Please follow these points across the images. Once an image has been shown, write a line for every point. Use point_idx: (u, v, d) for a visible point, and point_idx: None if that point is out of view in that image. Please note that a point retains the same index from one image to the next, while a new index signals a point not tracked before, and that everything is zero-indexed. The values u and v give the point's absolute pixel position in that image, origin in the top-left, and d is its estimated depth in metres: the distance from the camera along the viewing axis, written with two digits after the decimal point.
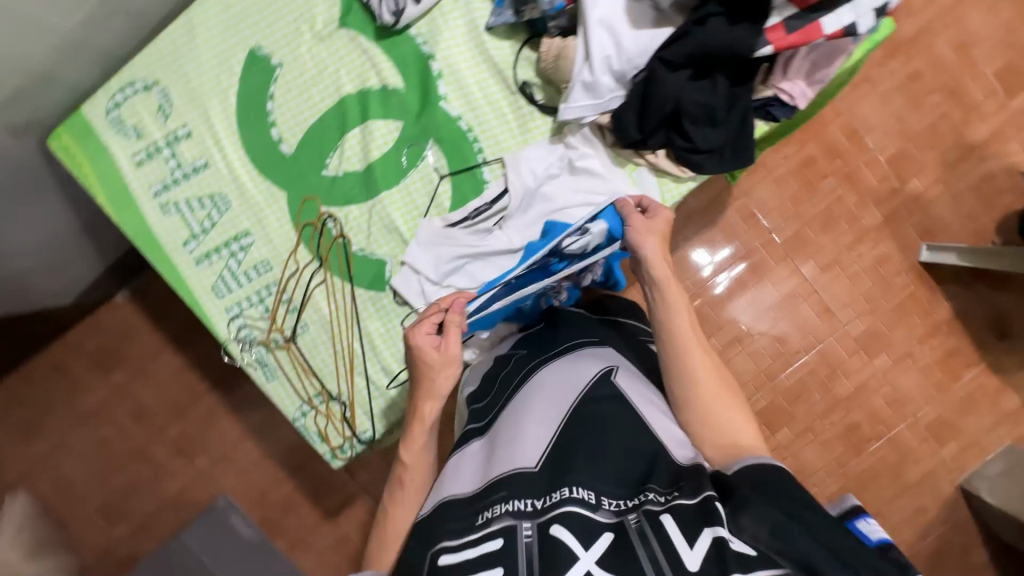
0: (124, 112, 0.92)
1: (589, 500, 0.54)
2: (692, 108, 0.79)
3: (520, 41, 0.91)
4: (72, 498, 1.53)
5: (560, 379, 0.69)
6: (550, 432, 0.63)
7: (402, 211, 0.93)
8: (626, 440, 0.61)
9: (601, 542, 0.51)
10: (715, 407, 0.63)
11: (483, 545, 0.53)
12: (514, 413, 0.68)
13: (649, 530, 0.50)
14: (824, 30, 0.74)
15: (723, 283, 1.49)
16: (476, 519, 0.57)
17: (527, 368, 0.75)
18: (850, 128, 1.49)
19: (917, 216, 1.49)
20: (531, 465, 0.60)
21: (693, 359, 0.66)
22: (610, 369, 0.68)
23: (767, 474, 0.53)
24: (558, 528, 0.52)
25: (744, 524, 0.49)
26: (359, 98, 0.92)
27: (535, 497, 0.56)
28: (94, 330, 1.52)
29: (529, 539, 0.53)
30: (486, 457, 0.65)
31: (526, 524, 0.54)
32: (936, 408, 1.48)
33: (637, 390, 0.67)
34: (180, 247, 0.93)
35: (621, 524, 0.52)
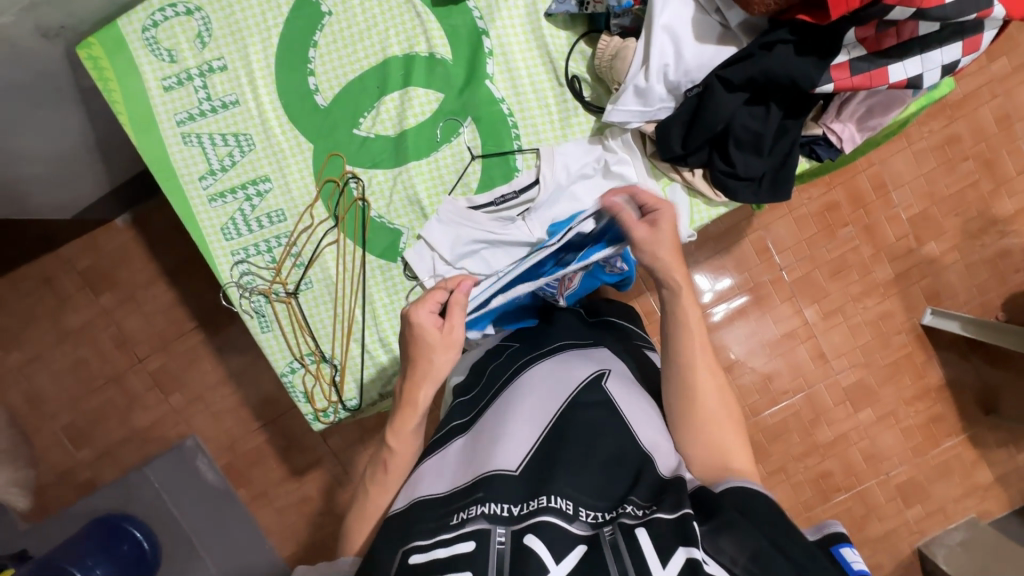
0: (160, 32, 0.88)
1: (566, 510, 0.52)
2: (740, 132, 0.77)
3: (578, 34, 0.88)
4: (39, 413, 1.50)
5: (550, 381, 0.67)
6: (532, 436, 0.61)
7: (427, 184, 0.91)
8: (612, 450, 0.59)
9: (575, 554, 0.49)
10: (719, 430, 0.62)
11: (454, 545, 0.50)
12: (500, 410, 0.66)
13: (623, 544, 0.48)
14: (889, 78, 0.72)
15: (720, 313, 1.48)
16: (450, 520, 0.54)
17: (516, 365, 0.73)
18: (879, 180, 1.48)
19: (927, 279, 1.49)
20: (511, 469, 0.57)
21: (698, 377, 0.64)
22: (600, 374, 0.67)
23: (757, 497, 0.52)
24: (532, 538, 0.49)
25: (723, 546, 0.48)
26: (404, 63, 0.89)
27: (513, 503, 0.54)
28: (88, 249, 1.49)
29: (502, 546, 0.50)
30: (467, 456, 0.63)
31: (501, 530, 0.51)
32: (910, 469, 1.49)
33: (628, 398, 0.65)
34: (196, 181, 0.90)
35: (595, 537, 0.50)
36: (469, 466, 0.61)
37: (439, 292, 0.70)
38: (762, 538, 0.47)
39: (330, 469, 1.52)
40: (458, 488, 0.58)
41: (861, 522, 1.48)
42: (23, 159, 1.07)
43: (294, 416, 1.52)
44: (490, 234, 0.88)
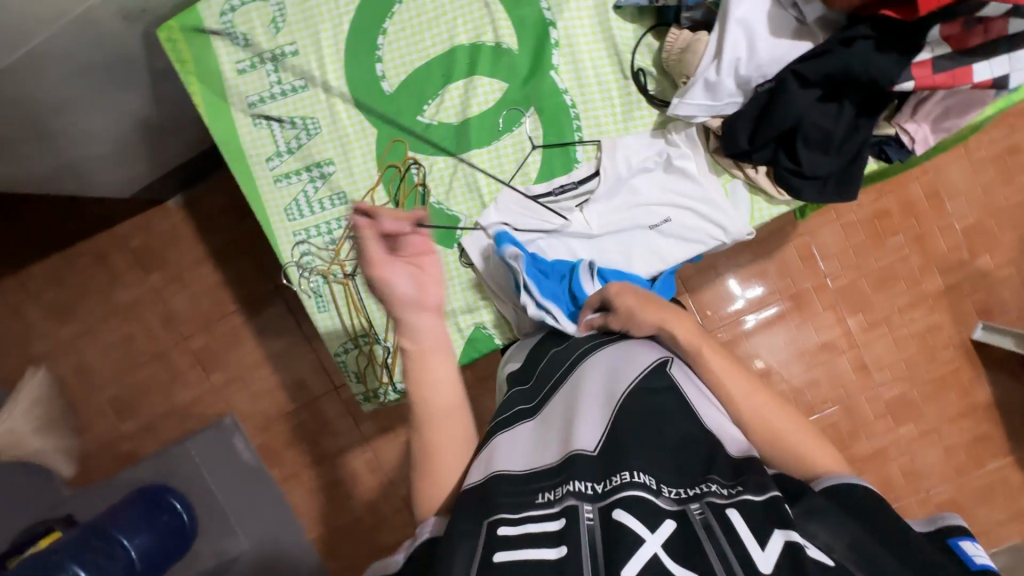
0: (236, 17, 0.91)
1: (651, 485, 0.53)
2: (811, 130, 0.76)
3: (645, 27, 0.88)
4: (88, 384, 1.57)
5: (615, 365, 0.66)
6: (603, 417, 0.61)
7: (487, 173, 0.92)
8: (683, 434, 0.59)
9: (665, 528, 0.49)
10: (790, 445, 0.63)
11: (545, 522, 0.52)
12: (570, 392, 0.66)
13: (712, 521, 0.49)
14: (973, 77, 0.70)
15: (753, 320, 1.45)
16: (535, 497, 0.55)
17: (577, 354, 0.72)
18: (933, 189, 1.44)
19: (979, 293, 1.44)
20: (588, 449, 0.58)
21: (740, 405, 0.65)
22: (665, 360, 0.66)
23: (864, 496, 0.53)
24: (621, 513, 0.50)
25: (816, 531, 0.49)
26: (470, 52, 0.90)
27: (596, 481, 0.55)
28: (142, 229, 1.54)
29: (591, 522, 0.51)
30: (541, 439, 0.64)
31: (588, 507, 0.52)
32: (951, 489, 1.45)
33: (690, 383, 0.65)
34: (263, 162, 0.93)
35: (682, 513, 0.50)
36: (548, 445, 0.62)
37: (359, 220, 0.64)
38: (859, 528, 0.48)
39: (361, 454, 1.54)
40: (537, 469, 0.59)
41: None
42: (95, 134, 1.11)
43: (329, 400, 1.55)
44: (551, 225, 0.89)
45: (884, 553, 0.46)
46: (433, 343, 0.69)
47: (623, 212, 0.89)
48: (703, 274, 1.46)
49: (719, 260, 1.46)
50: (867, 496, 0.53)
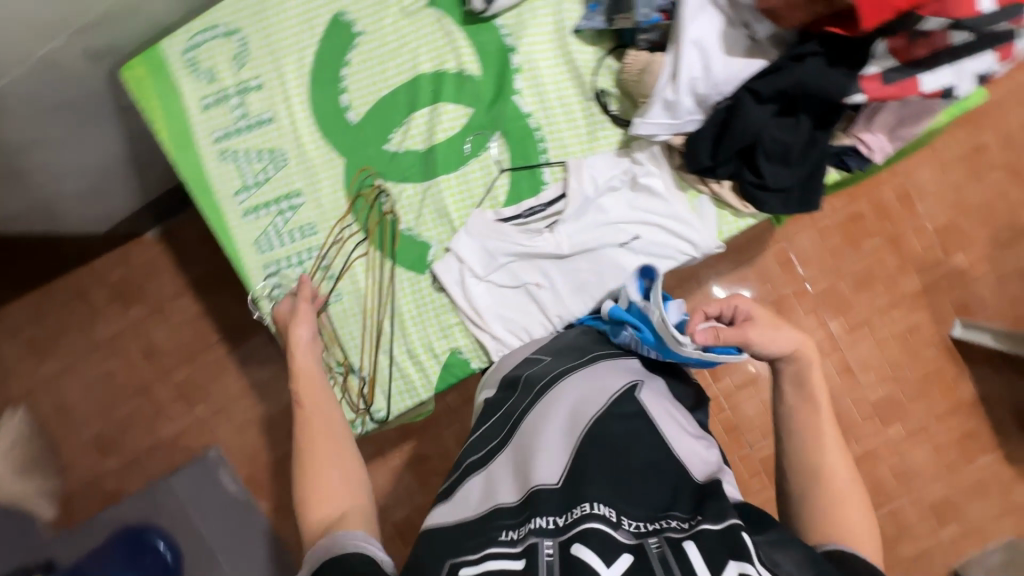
0: (200, 54, 0.92)
1: (610, 518, 0.53)
2: (771, 144, 0.77)
3: (605, 49, 0.89)
4: (68, 423, 1.53)
5: (584, 393, 0.69)
6: (567, 448, 0.62)
7: (456, 198, 0.92)
8: (652, 458, 0.61)
9: (622, 562, 0.49)
10: (845, 514, 0.60)
11: (503, 560, 0.51)
12: (535, 421, 0.67)
13: (671, 557, 0.49)
14: (921, 87, 0.72)
15: None
16: (499, 535, 0.54)
17: (551, 375, 0.73)
18: (904, 191, 1.47)
19: (956, 291, 1.46)
20: (552, 481, 0.58)
21: (828, 460, 0.64)
22: (633, 386, 0.69)
23: (865, 568, 0.53)
24: (580, 548, 0.50)
25: (780, 561, 0.50)
26: (434, 80, 0.91)
27: (557, 515, 0.54)
28: (119, 263, 1.52)
29: (551, 558, 0.50)
30: (508, 470, 0.63)
31: (548, 542, 0.51)
32: (944, 488, 1.45)
33: (661, 408, 0.67)
34: (231, 196, 0.93)
35: (640, 547, 0.50)
36: (512, 481, 0.61)
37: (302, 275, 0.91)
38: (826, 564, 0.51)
39: None
40: (500, 507, 0.59)
41: (894, 542, 1.43)
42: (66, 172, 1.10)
43: None
44: (521, 248, 0.88)
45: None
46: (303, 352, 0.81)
47: (594, 232, 0.88)
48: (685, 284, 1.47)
49: (700, 269, 1.47)
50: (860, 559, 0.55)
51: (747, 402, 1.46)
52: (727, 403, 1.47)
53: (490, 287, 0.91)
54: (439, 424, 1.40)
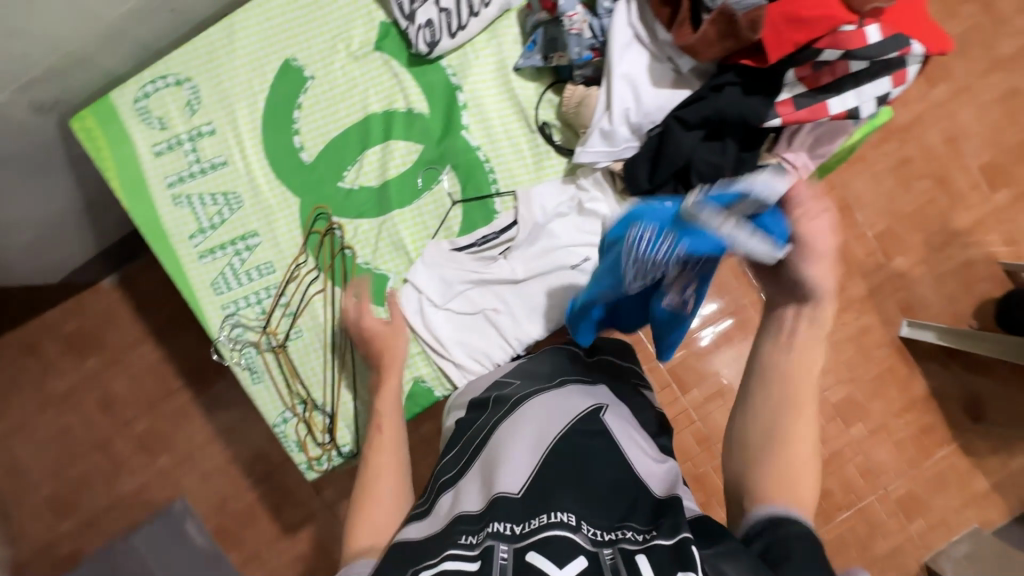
0: (151, 103, 0.93)
1: (570, 523, 0.56)
2: (702, 166, 0.82)
3: (545, 84, 0.95)
4: (23, 484, 1.47)
5: (551, 409, 0.71)
6: (534, 457, 0.65)
7: (411, 230, 0.95)
8: (615, 476, 0.63)
9: (575, 565, 0.52)
10: (800, 483, 0.57)
11: (460, 564, 0.54)
12: (502, 435, 0.69)
13: (623, 569, 0.52)
14: (830, 110, 0.79)
15: (708, 337, 1.51)
16: (460, 539, 0.57)
17: (523, 393, 0.76)
18: (842, 202, 1.56)
19: (899, 293, 1.55)
20: (513, 490, 0.60)
21: (790, 434, 0.59)
22: (599, 408, 0.72)
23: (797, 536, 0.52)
24: (535, 556, 0.53)
25: (726, 570, 0.50)
26: (384, 119, 0.95)
27: (515, 522, 0.57)
28: (74, 313, 1.49)
29: (504, 561, 0.53)
30: (477, 480, 0.65)
31: (504, 546, 0.54)
32: (908, 483, 1.50)
33: (626, 428, 0.70)
34: (186, 240, 0.93)
35: (596, 554, 0.53)
36: (476, 491, 0.63)
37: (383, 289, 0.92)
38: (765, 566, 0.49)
39: (326, 522, 1.48)
40: (462, 514, 0.61)
41: (865, 540, 1.48)
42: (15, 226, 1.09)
43: (286, 470, 1.50)
44: (477, 274, 0.92)
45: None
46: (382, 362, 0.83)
47: (545, 256, 0.92)
48: None
49: None
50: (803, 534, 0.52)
51: (714, 412, 1.50)
52: (696, 415, 1.51)
53: (449, 315, 0.94)
54: (414, 456, 1.38)
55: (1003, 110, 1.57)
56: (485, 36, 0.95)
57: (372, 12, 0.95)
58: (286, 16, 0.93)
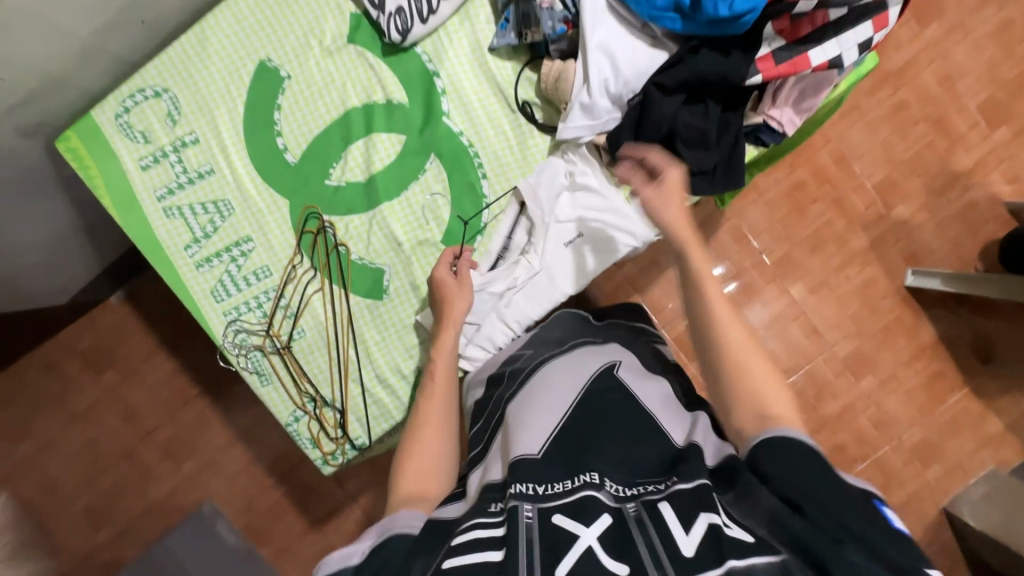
0: (132, 118, 0.93)
1: (594, 481, 0.61)
2: (685, 130, 0.82)
3: (521, 62, 0.94)
4: (56, 500, 1.51)
5: (565, 374, 0.78)
6: (555, 420, 0.71)
7: (403, 222, 0.95)
8: (636, 430, 0.69)
9: (601, 522, 0.56)
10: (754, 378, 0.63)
11: (491, 528, 0.57)
12: (522, 401, 0.76)
13: (648, 518, 0.56)
14: (811, 62, 0.79)
15: None
16: (488, 506, 0.61)
17: (537, 360, 0.83)
18: (839, 154, 1.54)
19: (902, 242, 1.53)
20: (533, 453, 0.66)
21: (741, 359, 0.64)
22: (611, 364, 0.78)
23: (796, 448, 0.56)
24: (559, 517, 0.56)
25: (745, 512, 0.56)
26: (365, 113, 0.94)
27: (538, 483, 0.61)
28: (87, 331, 1.52)
29: (530, 520, 0.56)
30: (505, 443, 0.71)
31: (528, 507, 0.58)
32: (921, 430, 1.51)
33: (637, 380, 0.76)
34: (182, 251, 0.95)
35: (620, 510, 0.57)
36: (498, 462, 0.69)
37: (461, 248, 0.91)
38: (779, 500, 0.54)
39: (352, 513, 1.52)
40: (489, 483, 0.66)
41: (882, 490, 1.50)
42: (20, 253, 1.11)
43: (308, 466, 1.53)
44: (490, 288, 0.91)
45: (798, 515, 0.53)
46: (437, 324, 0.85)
47: (560, 248, 0.93)
48: (648, 272, 1.52)
49: (660, 256, 1.52)
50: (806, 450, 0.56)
51: None
52: None
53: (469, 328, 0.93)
54: None
55: (998, 44, 1.53)
56: (457, 18, 0.94)
57: (342, 5, 0.93)
58: (257, 16, 0.92)
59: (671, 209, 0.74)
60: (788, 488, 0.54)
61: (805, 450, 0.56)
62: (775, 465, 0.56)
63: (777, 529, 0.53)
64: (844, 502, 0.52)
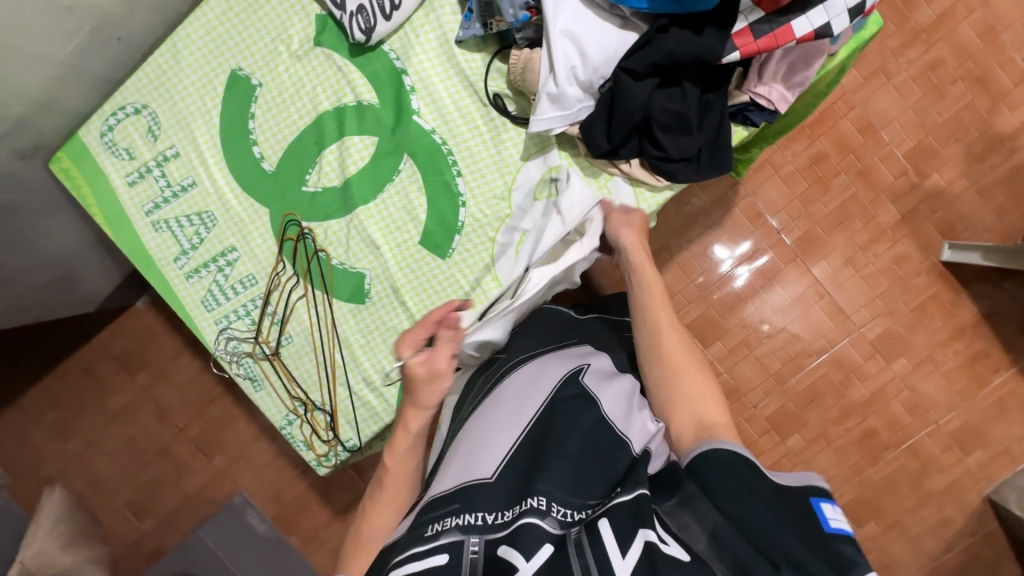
0: (116, 135, 0.96)
1: (540, 507, 0.60)
2: (660, 116, 0.77)
3: (491, 53, 0.90)
4: (105, 492, 1.62)
5: (526, 385, 0.75)
6: (510, 440, 0.69)
7: (380, 226, 0.94)
8: (590, 447, 0.67)
9: (543, 553, 0.57)
10: (684, 388, 0.73)
11: (429, 558, 0.58)
12: (482, 413, 0.74)
13: (586, 541, 0.57)
14: (794, 34, 0.72)
15: (744, 276, 1.44)
16: (424, 531, 0.61)
17: (500, 371, 0.81)
18: (864, 121, 1.42)
19: (939, 213, 1.41)
20: (486, 475, 0.66)
21: (669, 372, 0.75)
22: (577, 370, 0.75)
23: (727, 464, 0.60)
24: (505, 550, 0.57)
25: (687, 522, 0.57)
26: (336, 116, 0.93)
27: (486, 512, 0.62)
28: (117, 335, 1.60)
29: (474, 555, 0.58)
30: (456, 457, 0.70)
31: (474, 539, 0.59)
32: (961, 415, 1.41)
33: (606, 387, 0.74)
34: (172, 263, 0.98)
35: (563, 537, 0.59)
36: (448, 473, 0.68)
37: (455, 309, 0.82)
38: (720, 517, 0.56)
39: None
40: (431, 499, 0.66)
41: (917, 477, 1.41)
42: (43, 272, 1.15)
43: None
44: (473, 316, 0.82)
45: (737, 538, 0.55)
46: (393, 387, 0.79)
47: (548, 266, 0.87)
48: (659, 257, 1.46)
49: (670, 240, 1.45)
50: (741, 462, 0.60)
51: (743, 363, 1.44)
52: (723, 367, 1.46)
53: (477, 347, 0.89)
54: None
55: None
56: (423, 11, 0.91)
57: (306, 7, 0.92)
58: (226, 25, 0.93)
59: (628, 231, 0.83)
60: (729, 508, 0.57)
61: (738, 460, 0.60)
62: (717, 487, 0.58)
63: (715, 548, 0.55)
64: (779, 520, 0.55)
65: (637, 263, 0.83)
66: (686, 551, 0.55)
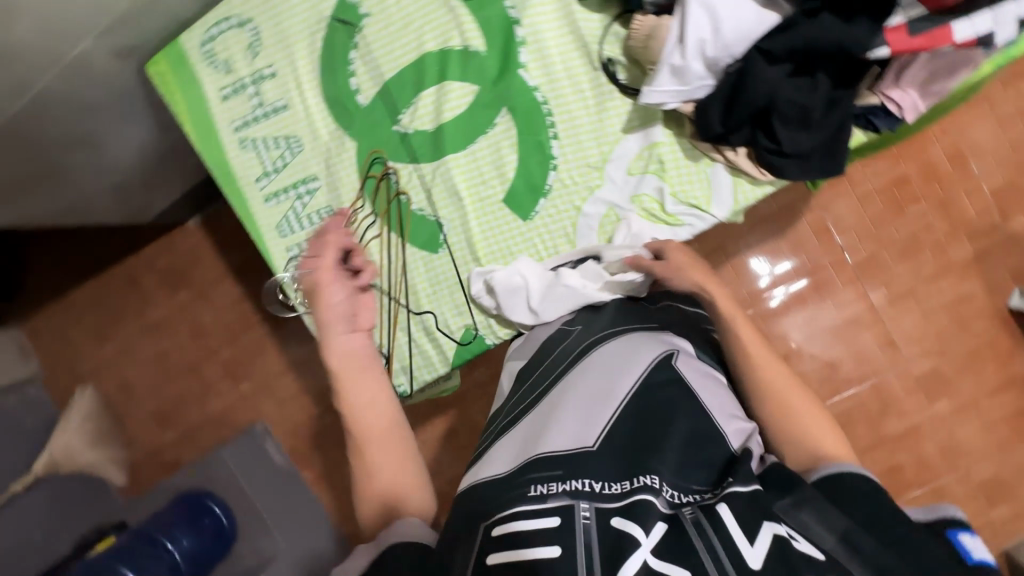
0: (216, 46, 0.96)
1: (653, 486, 0.60)
2: (785, 107, 0.73)
3: (611, 16, 0.86)
4: (129, 399, 1.66)
5: (618, 363, 0.75)
6: (604, 416, 0.70)
7: (467, 178, 0.93)
8: (688, 435, 0.67)
9: (659, 529, 0.56)
10: (800, 422, 0.71)
11: (541, 519, 0.58)
12: (572, 386, 0.75)
13: (706, 522, 0.56)
14: (953, 36, 0.67)
15: (778, 297, 1.39)
16: (528, 493, 0.62)
17: (584, 345, 0.81)
18: (955, 150, 1.36)
19: (1014, 258, 1.35)
20: (588, 444, 0.67)
21: (778, 411, 0.72)
22: (670, 353, 0.75)
23: (859, 486, 0.61)
24: (622, 522, 0.56)
25: (808, 522, 0.56)
26: (440, 58, 0.91)
27: (594, 481, 0.62)
28: (165, 249, 1.62)
29: (587, 521, 0.57)
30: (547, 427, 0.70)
31: (584, 506, 0.59)
32: (994, 467, 1.36)
33: (699, 377, 0.74)
34: (253, 182, 0.97)
35: (676, 516, 0.58)
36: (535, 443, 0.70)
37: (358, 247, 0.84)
38: (849, 523, 0.55)
39: None
40: (526, 466, 0.67)
41: None
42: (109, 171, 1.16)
43: None
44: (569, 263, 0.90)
45: (871, 542, 0.53)
46: (352, 363, 0.76)
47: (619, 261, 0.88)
48: (712, 255, 1.41)
49: (727, 240, 1.41)
50: (868, 486, 0.60)
51: None
52: None
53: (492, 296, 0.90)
54: (467, 399, 1.39)
55: None
56: None
57: None
58: None
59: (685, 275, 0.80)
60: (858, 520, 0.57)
61: (868, 486, 0.61)
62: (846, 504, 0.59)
63: (846, 549, 0.53)
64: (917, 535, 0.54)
65: (710, 291, 0.80)
66: (815, 549, 0.54)
